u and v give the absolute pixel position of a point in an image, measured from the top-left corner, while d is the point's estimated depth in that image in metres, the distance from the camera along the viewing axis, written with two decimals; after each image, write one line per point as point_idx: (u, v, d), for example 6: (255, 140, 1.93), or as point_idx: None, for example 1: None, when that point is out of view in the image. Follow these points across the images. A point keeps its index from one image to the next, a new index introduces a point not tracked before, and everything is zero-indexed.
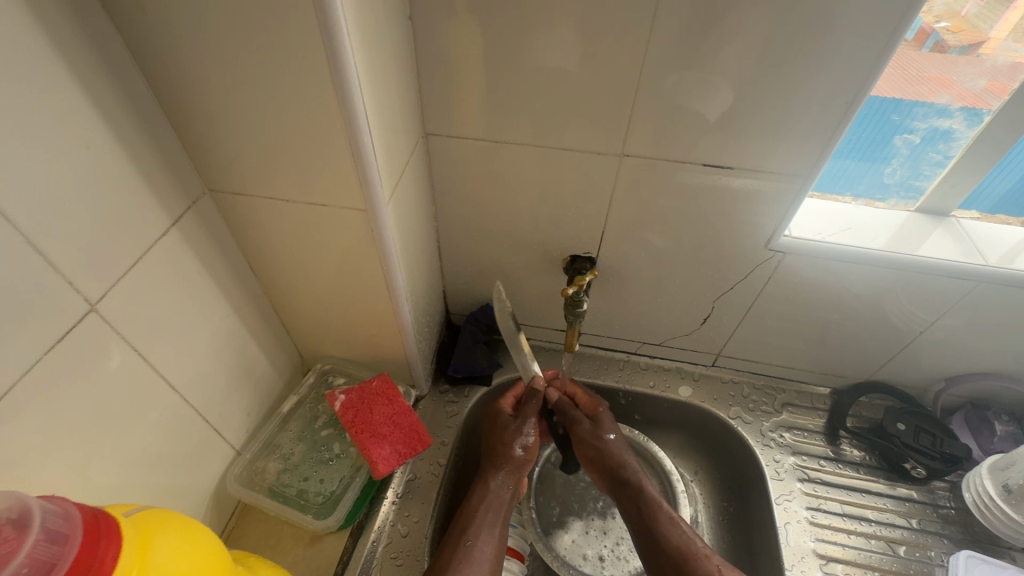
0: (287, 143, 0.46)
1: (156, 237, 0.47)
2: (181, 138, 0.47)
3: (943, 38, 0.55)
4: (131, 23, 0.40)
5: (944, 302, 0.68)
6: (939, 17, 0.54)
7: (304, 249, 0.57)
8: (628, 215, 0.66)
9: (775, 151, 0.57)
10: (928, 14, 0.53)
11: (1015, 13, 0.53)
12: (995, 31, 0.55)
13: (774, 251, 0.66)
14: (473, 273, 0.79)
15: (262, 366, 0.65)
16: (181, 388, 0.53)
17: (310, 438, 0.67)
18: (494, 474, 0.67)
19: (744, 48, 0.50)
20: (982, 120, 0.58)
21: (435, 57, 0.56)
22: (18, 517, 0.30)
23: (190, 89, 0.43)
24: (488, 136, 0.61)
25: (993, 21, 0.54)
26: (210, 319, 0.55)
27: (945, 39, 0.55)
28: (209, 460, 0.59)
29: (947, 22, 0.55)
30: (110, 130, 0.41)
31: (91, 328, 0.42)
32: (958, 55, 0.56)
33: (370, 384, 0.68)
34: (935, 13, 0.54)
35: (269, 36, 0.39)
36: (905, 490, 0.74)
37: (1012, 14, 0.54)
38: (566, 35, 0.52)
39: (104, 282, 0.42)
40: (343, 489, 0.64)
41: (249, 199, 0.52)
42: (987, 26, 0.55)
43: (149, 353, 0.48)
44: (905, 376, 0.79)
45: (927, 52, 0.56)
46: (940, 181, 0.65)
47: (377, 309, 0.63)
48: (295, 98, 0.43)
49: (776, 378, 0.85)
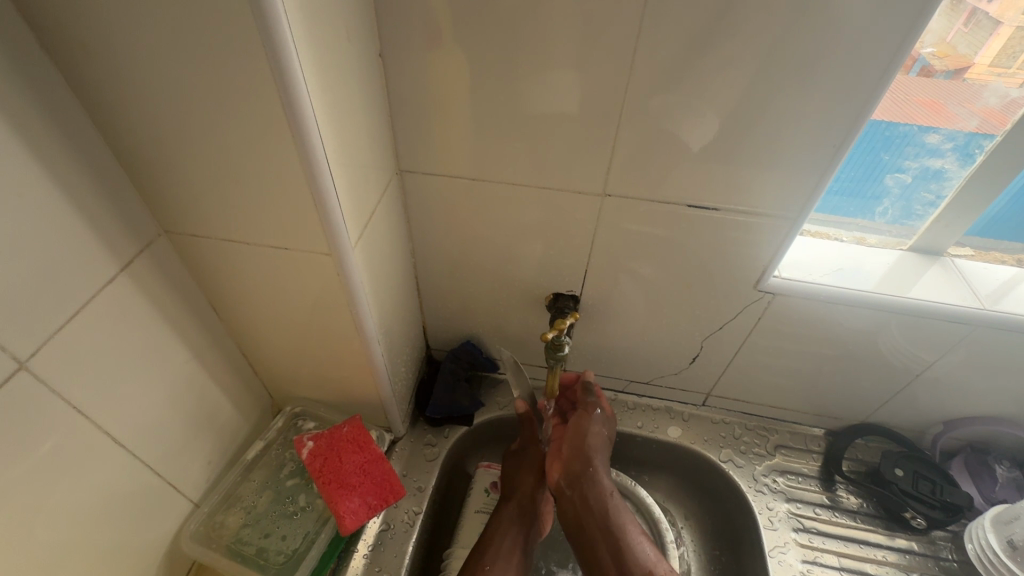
0: (245, 187, 0.44)
1: (104, 286, 0.44)
2: (133, 179, 0.45)
3: (929, 63, 0.52)
4: (76, 61, 0.37)
5: (941, 345, 0.65)
6: (928, 42, 0.50)
7: (270, 293, 0.54)
8: (612, 253, 0.64)
9: (763, 192, 0.55)
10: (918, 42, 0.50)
11: (997, 40, 0.51)
12: (979, 57, 0.52)
13: (763, 292, 0.64)
14: (453, 310, 0.77)
15: (225, 411, 0.62)
16: (131, 443, 0.49)
17: (275, 488, 0.62)
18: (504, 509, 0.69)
19: (725, 87, 0.48)
20: (974, 160, 0.57)
21: (408, 93, 0.54)
22: None
23: (141, 129, 0.41)
24: (464, 173, 0.59)
25: (978, 46, 0.52)
26: (166, 366, 0.52)
27: (931, 64, 0.52)
28: (163, 518, 0.54)
29: (934, 47, 0.51)
30: (49, 174, 0.38)
31: (24, 388, 0.39)
32: (943, 80, 0.53)
33: (340, 430, 0.63)
34: (925, 39, 0.50)
35: (219, 76, 0.37)
36: (905, 541, 0.71)
37: (995, 41, 0.51)
38: (546, 70, 0.50)
39: (40, 335, 0.39)
40: (307, 547, 0.58)
41: (208, 241, 0.49)
42: (973, 51, 0.52)
43: (93, 409, 0.45)
44: (901, 418, 0.76)
45: (914, 77, 0.53)
46: (933, 220, 0.63)
47: (349, 352, 0.61)
48: (249, 140, 0.40)
49: (769, 418, 0.81)
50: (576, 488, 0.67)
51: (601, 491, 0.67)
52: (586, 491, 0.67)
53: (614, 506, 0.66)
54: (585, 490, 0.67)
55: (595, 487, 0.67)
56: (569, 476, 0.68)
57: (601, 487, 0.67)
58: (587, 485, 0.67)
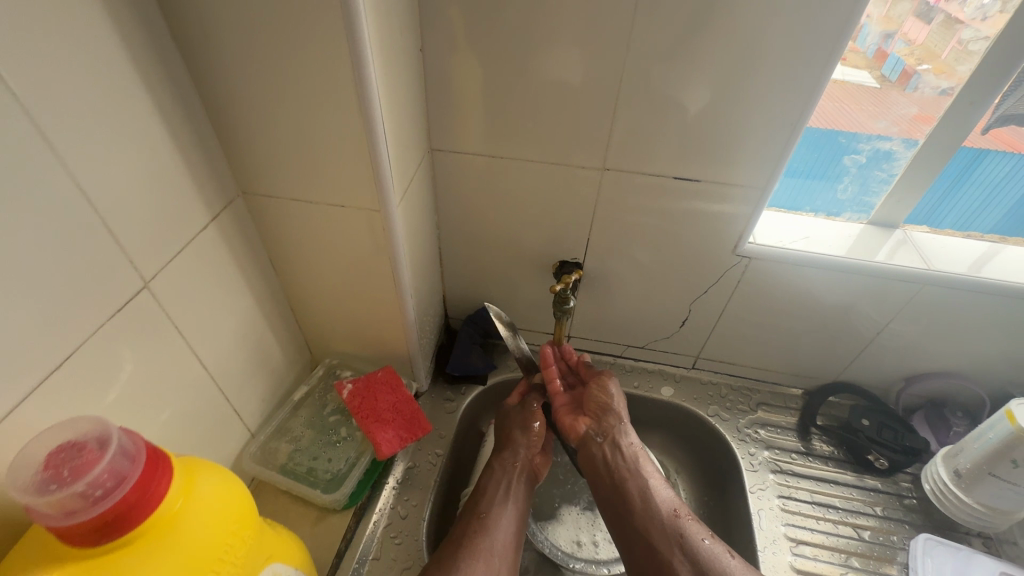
0: (313, 151, 0.54)
1: (198, 230, 0.54)
2: (222, 146, 0.55)
3: (926, 79, 0.64)
4: (194, 47, 0.48)
5: (897, 304, 0.75)
6: (920, 60, 0.64)
7: (322, 250, 0.64)
8: (612, 223, 0.74)
9: (737, 165, 0.65)
10: (908, 58, 0.65)
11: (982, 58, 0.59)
12: (967, 73, 0.61)
13: (741, 257, 0.74)
14: (471, 279, 0.87)
15: (276, 356, 0.71)
16: (209, 367, 0.59)
17: (319, 423, 0.72)
18: (500, 455, 0.75)
19: (704, 76, 0.59)
20: (916, 143, 0.67)
21: (441, 81, 0.64)
22: (100, 437, 0.36)
23: (236, 103, 0.51)
24: (485, 151, 0.70)
25: (970, 63, 0.60)
26: (236, 306, 0.62)
27: (926, 80, 0.64)
28: (228, 439, 0.64)
29: (930, 64, 0.64)
30: (167, 135, 0.48)
31: (142, 303, 0.49)
32: (941, 96, 0.64)
33: (375, 375, 0.73)
34: (915, 56, 0.64)
35: (304, 58, 0.47)
36: (871, 481, 0.80)
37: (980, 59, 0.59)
38: (557, 62, 0.60)
39: (155, 262, 0.49)
40: (348, 468, 0.68)
41: (275, 200, 0.59)
42: (964, 68, 0.61)
43: (186, 332, 0.55)
44: (869, 376, 0.85)
45: (911, 92, 0.66)
46: (887, 196, 0.73)
47: (384, 306, 0.70)
48: (322, 111, 0.50)
49: (753, 379, 0.91)
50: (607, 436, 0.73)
51: (629, 442, 0.72)
52: (616, 439, 0.72)
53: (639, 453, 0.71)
54: (615, 439, 0.72)
55: (623, 438, 0.72)
56: (600, 427, 0.74)
57: (627, 437, 0.72)
58: (616, 434, 0.73)
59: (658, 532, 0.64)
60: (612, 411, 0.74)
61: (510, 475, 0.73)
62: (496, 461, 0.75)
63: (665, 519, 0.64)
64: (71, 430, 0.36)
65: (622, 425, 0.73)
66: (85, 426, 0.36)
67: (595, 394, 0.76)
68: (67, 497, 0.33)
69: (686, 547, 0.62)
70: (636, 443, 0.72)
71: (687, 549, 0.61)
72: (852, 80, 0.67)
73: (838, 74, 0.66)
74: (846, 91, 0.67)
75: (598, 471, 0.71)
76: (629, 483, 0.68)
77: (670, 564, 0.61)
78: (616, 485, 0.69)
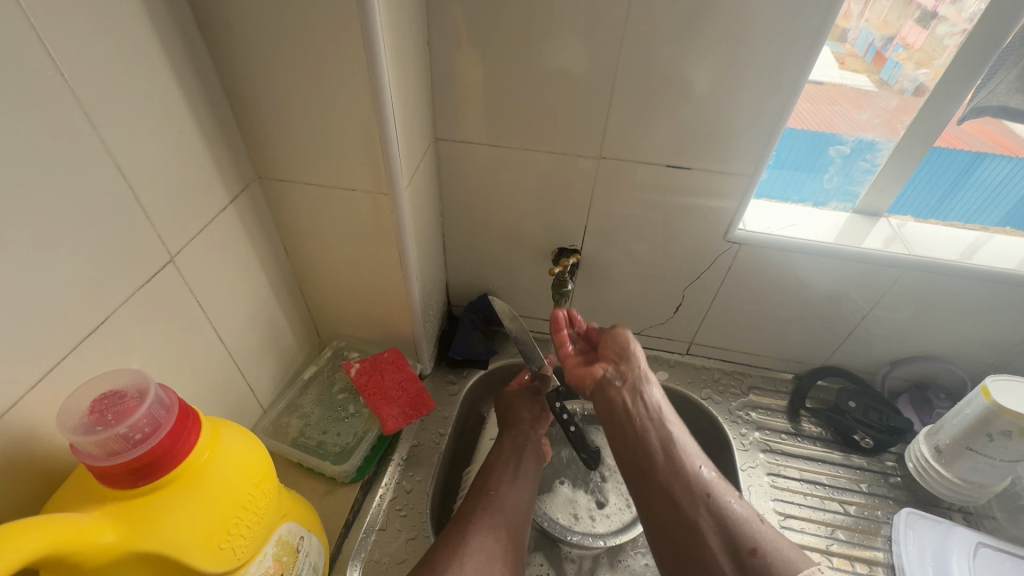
0: (326, 138, 0.57)
1: (218, 212, 0.57)
2: (241, 132, 0.58)
3: (924, 83, 0.66)
4: (217, 39, 0.52)
5: (880, 289, 0.78)
6: (918, 64, 0.66)
7: (332, 234, 0.68)
8: (608, 210, 0.78)
9: (727, 154, 0.69)
10: (907, 62, 0.66)
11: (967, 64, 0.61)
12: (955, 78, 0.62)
13: (732, 243, 0.77)
14: (474, 267, 0.90)
15: (287, 336, 0.75)
16: (226, 343, 0.62)
17: (328, 400, 0.75)
18: (509, 437, 0.76)
19: (695, 68, 0.62)
20: (897, 135, 0.70)
21: (446, 74, 0.68)
22: (139, 389, 0.40)
23: (255, 91, 0.55)
24: (488, 141, 0.73)
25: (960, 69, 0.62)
26: (251, 285, 0.65)
27: (924, 84, 0.66)
28: (242, 413, 0.67)
29: (927, 69, 0.65)
30: (192, 120, 0.52)
31: (168, 277, 0.52)
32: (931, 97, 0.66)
33: (382, 355, 0.76)
34: (913, 60, 0.66)
35: (320, 49, 0.50)
36: (857, 460, 0.83)
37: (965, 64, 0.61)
38: (556, 55, 0.64)
39: (180, 239, 0.53)
40: (356, 443, 0.71)
41: (289, 185, 0.63)
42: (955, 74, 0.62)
43: (207, 308, 0.58)
44: (857, 360, 0.89)
45: (910, 96, 0.68)
46: (871, 185, 0.77)
47: (391, 289, 0.73)
48: (336, 98, 0.54)
49: (745, 364, 0.94)
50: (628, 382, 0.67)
51: (651, 389, 0.66)
52: (637, 386, 0.66)
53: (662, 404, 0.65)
54: (636, 386, 0.66)
55: (645, 383, 0.66)
56: (620, 371, 0.68)
57: (649, 384, 0.66)
58: (638, 380, 0.66)
59: (681, 489, 0.59)
60: (632, 358, 0.68)
61: (517, 455, 0.74)
62: (504, 442, 0.75)
63: (691, 478, 0.59)
64: (114, 382, 0.40)
65: (643, 373, 0.67)
66: (126, 379, 0.40)
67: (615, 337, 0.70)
68: (110, 438, 0.37)
69: (712, 506, 0.57)
70: (658, 393, 0.66)
71: (713, 508, 0.57)
72: (851, 84, 0.69)
73: (837, 78, 0.69)
74: (843, 94, 0.70)
75: (615, 422, 0.65)
76: (651, 436, 0.62)
77: (695, 525, 0.56)
78: (638, 435, 0.63)
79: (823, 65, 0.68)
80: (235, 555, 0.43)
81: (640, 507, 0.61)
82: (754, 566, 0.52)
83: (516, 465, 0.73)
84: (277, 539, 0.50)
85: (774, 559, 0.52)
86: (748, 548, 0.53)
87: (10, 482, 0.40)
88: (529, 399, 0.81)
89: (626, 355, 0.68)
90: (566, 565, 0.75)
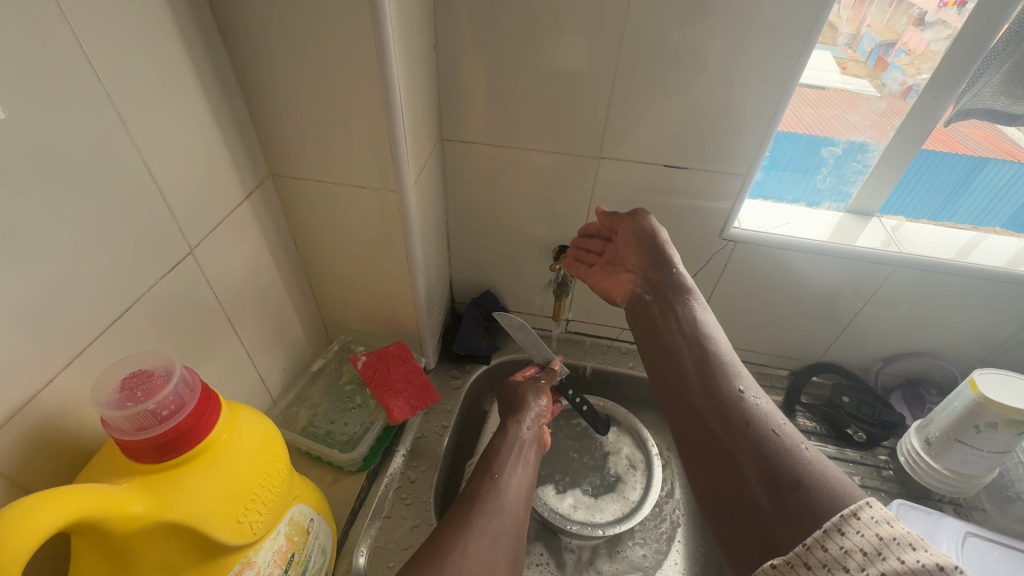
0: (337, 137, 0.60)
1: (233, 207, 0.60)
2: (256, 131, 0.61)
3: (919, 89, 0.68)
4: (236, 42, 0.54)
5: (872, 287, 0.80)
6: (917, 69, 0.67)
7: (341, 231, 0.70)
8: (608, 209, 0.80)
9: (723, 154, 0.71)
10: (907, 67, 0.68)
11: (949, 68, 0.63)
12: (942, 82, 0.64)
13: (727, 240, 0.80)
14: (477, 264, 0.92)
15: (296, 330, 0.77)
16: (240, 334, 0.64)
17: (336, 392, 0.78)
18: (515, 420, 0.78)
19: (691, 71, 0.65)
20: (888, 137, 0.73)
21: (452, 77, 0.70)
22: (165, 370, 0.43)
23: (270, 92, 0.57)
24: (492, 141, 0.76)
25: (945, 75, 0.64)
26: (264, 278, 0.68)
27: (920, 89, 0.68)
28: (253, 403, 0.69)
29: (926, 74, 0.67)
30: (211, 120, 0.55)
31: (187, 269, 0.54)
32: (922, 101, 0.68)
33: (388, 348, 0.79)
34: (912, 65, 0.68)
35: (333, 52, 0.53)
36: (851, 454, 0.85)
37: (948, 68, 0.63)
38: (558, 57, 0.66)
39: (198, 232, 0.55)
40: (363, 432, 0.74)
41: (301, 182, 0.66)
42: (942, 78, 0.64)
43: (222, 299, 0.60)
44: (850, 357, 0.91)
45: (909, 101, 0.69)
46: (862, 185, 0.79)
47: (397, 284, 0.75)
48: (347, 99, 0.56)
49: (741, 361, 0.97)
50: (657, 293, 0.67)
51: (682, 296, 0.65)
52: (666, 294, 0.66)
53: (698, 313, 0.63)
54: (665, 296, 0.65)
55: (675, 291, 0.65)
56: (648, 282, 0.68)
57: (682, 291, 0.65)
58: (668, 290, 0.66)
59: (709, 408, 0.53)
60: (668, 266, 0.67)
61: (521, 440, 0.75)
62: (509, 426, 0.77)
63: (726, 397, 0.53)
64: (142, 362, 0.43)
65: (682, 283, 0.65)
66: (153, 360, 0.43)
67: (641, 238, 0.69)
68: (140, 413, 0.39)
69: (751, 435, 0.49)
70: (698, 305, 0.63)
71: (751, 434, 0.49)
72: (853, 88, 0.73)
73: (838, 82, 0.73)
74: (846, 98, 0.73)
75: (649, 329, 0.65)
76: (683, 351, 0.60)
77: (732, 450, 0.49)
78: (666, 352, 0.61)
79: (824, 69, 0.72)
80: (250, 531, 0.46)
81: (672, 428, 0.57)
82: (796, 501, 0.42)
83: (519, 449, 0.74)
84: (289, 519, 0.52)
85: (826, 498, 0.41)
86: (790, 481, 0.44)
87: (39, 460, 0.43)
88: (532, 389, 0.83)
89: (663, 262, 0.67)
90: (565, 556, 0.78)
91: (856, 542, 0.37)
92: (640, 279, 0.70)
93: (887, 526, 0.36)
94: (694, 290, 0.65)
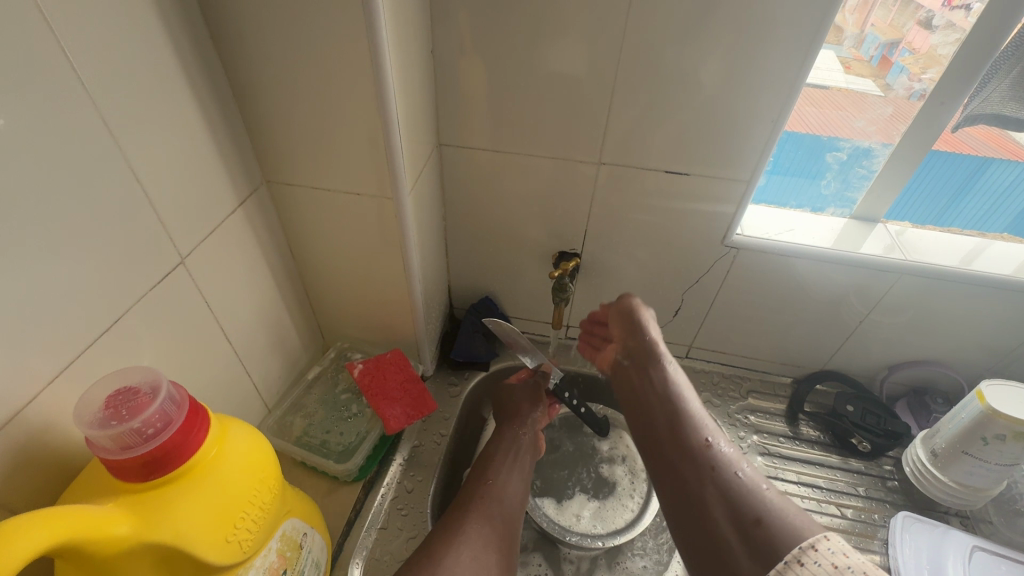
0: (332, 142, 0.59)
1: (225, 214, 0.59)
2: (249, 137, 0.60)
3: (926, 89, 0.66)
4: (228, 46, 0.53)
5: (877, 295, 0.79)
6: (922, 68, 0.66)
7: (337, 237, 0.69)
8: (608, 215, 0.79)
9: (725, 160, 0.70)
10: (912, 66, 0.67)
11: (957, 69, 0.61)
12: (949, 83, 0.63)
13: (729, 247, 0.78)
14: (475, 270, 0.91)
15: (292, 337, 0.76)
16: (233, 342, 0.63)
17: (332, 400, 0.77)
18: (510, 427, 0.76)
19: (693, 75, 0.63)
20: (893, 143, 0.71)
21: (450, 81, 0.69)
22: (152, 386, 0.41)
23: (263, 97, 0.56)
24: (490, 146, 0.75)
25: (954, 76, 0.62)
26: (258, 286, 0.67)
27: (926, 89, 0.66)
28: (247, 412, 0.68)
29: (932, 73, 0.65)
30: (202, 125, 0.53)
31: (178, 278, 0.53)
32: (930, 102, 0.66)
33: (385, 356, 0.78)
34: (918, 64, 0.66)
35: (327, 57, 0.52)
36: (855, 464, 0.84)
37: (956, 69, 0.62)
38: (557, 61, 0.65)
39: (190, 241, 0.54)
40: (359, 442, 0.73)
41: (296, 189, 0.64)
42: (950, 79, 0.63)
43: (214, 308, 0.59)
44: (854, 365, 0.89)
45: (915, 101, 0.68)
46: (868, 191, 0.78)
47: (394, 291, 0.74)
48: (342, 105, 0.55)
49: (744, 368, 0.95)
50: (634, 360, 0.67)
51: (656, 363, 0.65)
52: (642, 361, 0.66)
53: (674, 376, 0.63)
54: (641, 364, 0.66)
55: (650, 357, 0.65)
56: (626, 350, 0.69)
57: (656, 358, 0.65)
58: (642, 356, 0.66)
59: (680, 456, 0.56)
60: (643, 334, 0.67)
61: (517, 448, 0.74)
62: (504, 432, 0.76)
63: (695, 449, 0.55)
64: (129, 378, 0.42)
65: (655, 348, 0.66)
66: (140, 376, 0.42)
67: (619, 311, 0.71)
68: (125, 432, 0.38)
69: (717, 479, 0.51)
70: (672, 366, 0.64)
71: (718, 480, 0.51)
72: (857, 88, 0.71)
73: (842, 82, 0.71)
74: (850, 99, 0.72)
75: (628, 397, 0.66)
76: (658, 413, 0.61)
77: (698, 490, 0.52)
78: (643, 416, 0.62)
79: (829, 69, 0.70)
80: (240, 549, 0.45)
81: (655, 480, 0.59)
82: (758, 536, 0.45)
83: (516, 458, 0.73)
84: (281, 535, 0.51)
85: (785, 531, 0.44)
86: (751, 518, 0.47)
87: (21, 477, 0.42)
88: (529, 396, 0.80)
89: (637, 331, 0.68)
90: (564, 565, 0.77)
91: (813, 570, 0.40)
92: (620, 347, 0.71)
93: (842, 555, 0.39)
94: (669, 353, 0.65)
